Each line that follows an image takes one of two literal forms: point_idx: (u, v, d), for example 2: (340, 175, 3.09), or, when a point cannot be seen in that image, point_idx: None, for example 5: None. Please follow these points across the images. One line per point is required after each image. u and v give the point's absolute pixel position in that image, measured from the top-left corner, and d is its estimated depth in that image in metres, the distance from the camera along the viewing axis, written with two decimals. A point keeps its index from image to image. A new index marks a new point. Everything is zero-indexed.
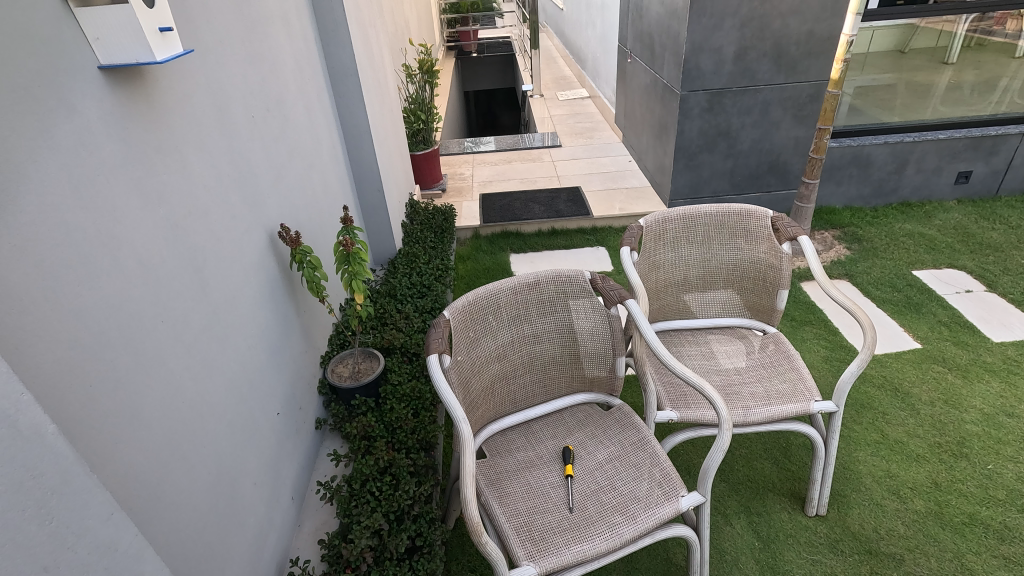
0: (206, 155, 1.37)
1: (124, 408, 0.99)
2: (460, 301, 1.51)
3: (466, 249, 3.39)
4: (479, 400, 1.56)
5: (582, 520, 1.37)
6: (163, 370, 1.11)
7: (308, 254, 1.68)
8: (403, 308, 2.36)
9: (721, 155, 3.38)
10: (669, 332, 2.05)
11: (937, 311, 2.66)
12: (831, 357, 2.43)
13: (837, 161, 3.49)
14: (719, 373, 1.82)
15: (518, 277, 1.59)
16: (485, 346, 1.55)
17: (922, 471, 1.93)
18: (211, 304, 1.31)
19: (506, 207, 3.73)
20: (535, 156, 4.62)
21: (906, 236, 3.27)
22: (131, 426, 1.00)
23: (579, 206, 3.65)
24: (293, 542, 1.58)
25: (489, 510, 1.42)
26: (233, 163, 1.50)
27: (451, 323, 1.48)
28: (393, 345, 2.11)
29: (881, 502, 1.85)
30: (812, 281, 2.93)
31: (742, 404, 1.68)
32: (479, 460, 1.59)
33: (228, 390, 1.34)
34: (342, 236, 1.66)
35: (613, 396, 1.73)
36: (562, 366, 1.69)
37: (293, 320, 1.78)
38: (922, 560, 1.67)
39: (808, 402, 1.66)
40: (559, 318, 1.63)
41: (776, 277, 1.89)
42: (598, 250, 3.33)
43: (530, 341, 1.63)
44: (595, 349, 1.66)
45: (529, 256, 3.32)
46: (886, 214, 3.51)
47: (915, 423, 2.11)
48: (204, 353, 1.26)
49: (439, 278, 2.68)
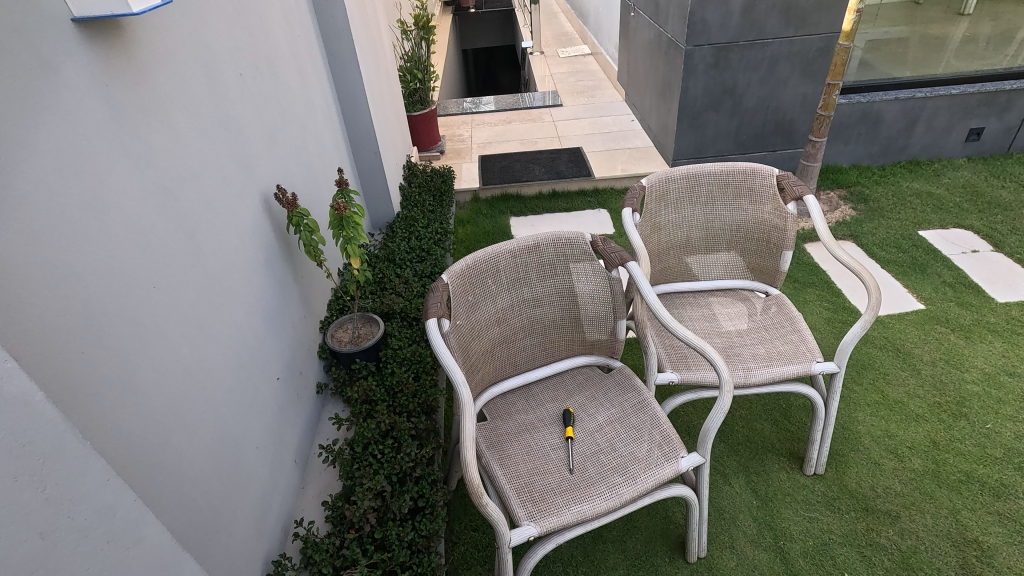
0: (193, 114, 1.32)
1: (120, 375, 0.98)
2: (458, 265, 1.50)
3: (466, 212, 3.36)
4: (478, 364, 1.55)
5: (582, 481, 1.38)
6: (159, 338, 1.10)
7: (306, 217, 1.63)
8: (402, 273, 2.33)
9: (726, 114, 3.29)
10: (670, 295, 2.02)
11: (942, 272, 2.63)
12: (832, 320, 2.43)
13: (846, 119, 3.39)
14: (720, 336, 1.81)
15: (518, 240, 1.56)
16: (484, 310, 1.54)
17: (920, 431, 1.95)
18: (205, 269, 1.28)
19: (506, 169, 3.66)
20: (535, 115, 4.51)
21: (913, 196, 3.21)
22: (128, 395, 0.99)
23: (581, 168, 3.58)
24: (297, 504, 1.59)
25: (489, 471, 1.42)
26: (223, 125, 1.45)
27: (449, 287, 1.46)
28: (392, 310, 2.08)
29: (878, 461, 1.86)
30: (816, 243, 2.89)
31: (743, 364, 1.67)
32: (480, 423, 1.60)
33: (227, 356, 1.34)
34: (338, 198, 1.59)
35: (614, 359, 1.72)
36: (562, 329, 1.67)
37: (291, 286, 1.75)
38: (918, 516, 1.69)
39: (810, 363, 1.65)
40: (559, 281, 1.61)
41: (780, 238, 1.86)
42: (600, 213, 3.29)
43: (529, 305, 1.61)
44: (596, 312, 1.65)
45: (529, 219, 3.28)
46: (893, 173, 3.43)
47: (915, 383, 2.12)
48: (199, 320, 1.24)
49: (438, 242, 2.65)
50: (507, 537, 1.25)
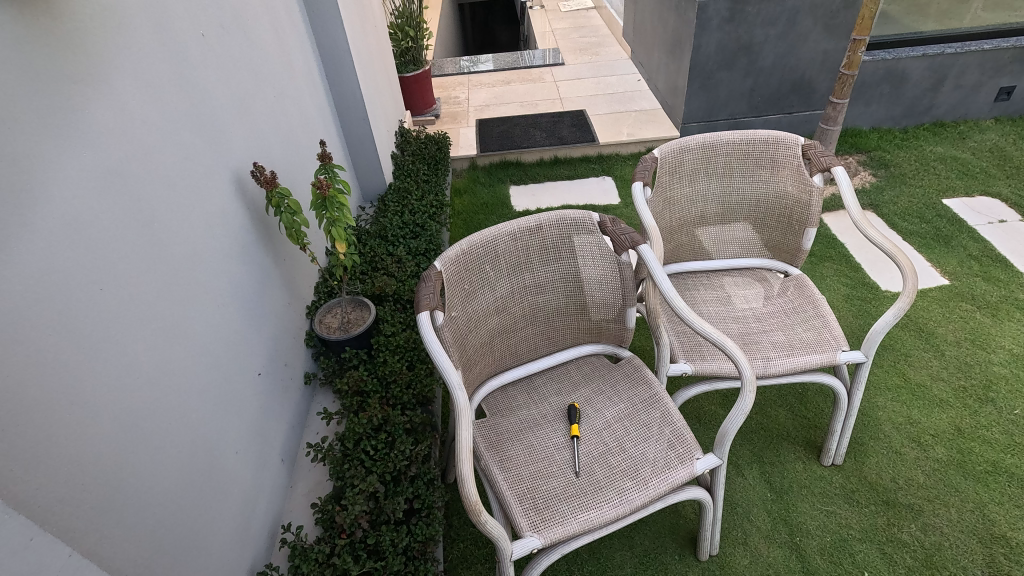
0: (146, 82, 1.15)
1: (62, 394, 0.85)
2: (452, 251, 1.36)
3: (463, 182, 3.19)
4: (476, 357, 1.43)
5: (588, 485, 1.28)
6: (112, 345, 0.97)
7: (286, 198, 1.47)
8: (395, 251, 2.19)
9: (740, 74, 3.07)
10: (682, 275, 1.89)
11: (968, 245, 2.48)
12: (851, 297, 2.30)
13: (868, 78, 3.16)
14: (737, 321, 1.68)
15: (518, 222, 1.42)
16: (482, 299, 1.41)
17: (944, 418, 1.84)
18: (165, 262, 1.14)
19: (505, 134, 3.46)
20: (535, 75, 4.26)
21: (937, 161, 3.02)
22: (68, 413, 0.86)
23: (584, 133, 3.38)
24: (286, 505, 1.50)
25: (489, 475, 1.32)
26: (185, 94, 1.28)
27: (443, 275, 1.33)
28: (385, 293, 1.95)
29: (900, 451, 1.77)
30: (834, 213, 2.73)
31: (762, 353, 1.55)
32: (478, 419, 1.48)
33: (196, 357, 1.21)
34: (320, 176, 1.42)
35: (622, 348, 1.59)
36: (567, 316, 1.54)
37: (273, 271, 1.61)
38: (941, 511, 1.61)
39: (834, 353, 1.53)
40: (563, 266, 1.47)
41: (803, 214, 1.71)
42: (605, 181, 3.12)
43: (530, 293, 1.48)
44: (604, 299, 1.52)
45: (530, 189, 3.11)
46: (916, 136, 3.23)
47: (939, 365, 2.01)
48: (162, 320, 1.10)
49: (433, 215, 2.49)
50: (508, 551, 1.15)
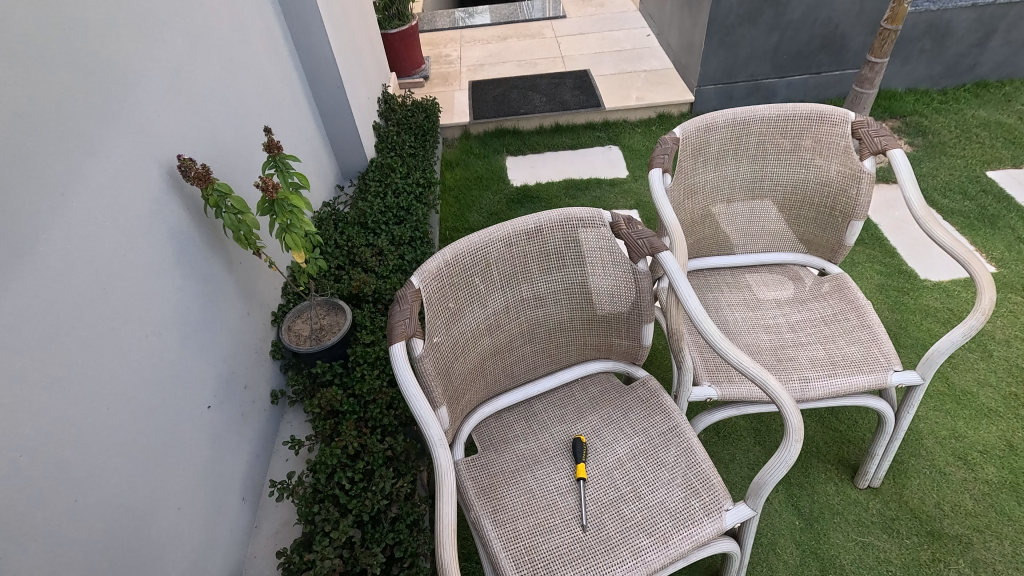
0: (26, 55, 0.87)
1: None
2: (433, 263, 1.12)
3: (455, 153, 2.89)
4: (464, 386, 1.21)
5: (597, 542, 1.08)
6: None
7: (226, 198, 1.23)
8: (376, 240, 1.94)
9: (764, 29, 2.73)
10: (702, 272, 1.64)
11: (1016, 225, 2.22)
12: (886, 287, 2.06)
13: (908, 32, 2.82)
14: (768, 331, 1.45)
15: (512, 225, 1.17)
16: (470, 318, 1.18)
17: (994, 431, 1.64)
18: (65, 292, 0.89)
19: (501, 98, 3.14)
20: (534, 29, 3.88)
21: (980, 127, 2.72)
22: None
23: (588, 96, 3.06)
24: (249, 550, 1.31)
25: (480, 530, 1.12)
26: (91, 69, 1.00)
27: (422, 295, 1.09)
28: (363, 293, 1.71)
29: (945, 470, 1.57)
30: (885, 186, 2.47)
31: (799, 373, 1.32)
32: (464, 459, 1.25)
33: (119, 405, 0.98)
34: (262, 177, 1.14)
35: (636, 366, 1.37)
36: (571, 332, 1.31)
37: (227, 279, 1.37)
38: (993, 543, 1.43)
39: (884, 373, 1.30)
40: (567, 275, 1.23)
41: (848, 207, 1.45)
42: (611, 151, 2.84)
43: (528, 307, 1.25)
44: (615, 312, 1.28)
45: (529, 161, 2.82)
46: (956, 99, 2.92)
47: (987, 368, 1.79)
48: (62, 370, 0.87)
49: (420, 196, 2.22)
50: None
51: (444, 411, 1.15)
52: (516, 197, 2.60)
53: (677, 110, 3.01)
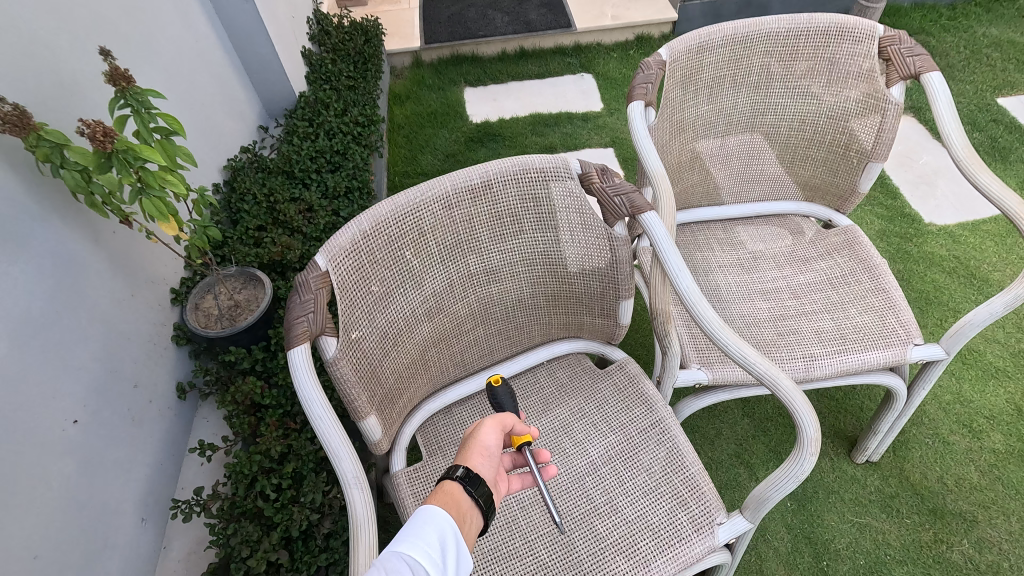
0: None
1: None
2: (345, 235, 0.85)
3: (405, 84, 2.52)
4: (399, 386, 0.97)
5: (566, 566, 0.90)
6: None
7: (128, 154, 0.89)
8: (304, 193, 1.63)
9: None
10: (689, 226, 1.39)
11: None
12: (888, 233, 1.86)
13: None
14: (766, 299, 1.22)
15: (452, 179, 0.91)
16: (403, 302, 0.93)
17: (1001, 394, 1.49)
18: None
19: (456, 17, 2.73)
20: None
21: (990, 47, 2.41)
22: None
23: (556, 15, 2.68)
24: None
25: None
26: None
27: (332, 277, 0.83)
28: (288, 261, 1.44)
29: (948, 440, 1.43)
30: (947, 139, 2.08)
31: (804, 350, 1.12)
32: (408, 464, 1.03)
33: None
34: (95, 119, 0.83)
35: (612, 346, 1.15)
36: (534, 310, 1.07)
37: (92, 258, 1.06)
38: (999, 521, 1.30)
39: (903, 349, 1.10)
40: (526, 242, 0.99)
41: (864, 143, 1.22)
42: (583, 79, 2.50)
43: (477, 284, 1.00)
44: (584, 285, 1.04)
45: (490, 92, 2.48)
46: (965, 15, 2.57)
47: (993, 324, 1.62)
48: None
49: (360, 137, 1.89)
50: None
51: (373, 420, 0.92)
52: (476, 135, 2.28)
53: (657, 32, 2.66)
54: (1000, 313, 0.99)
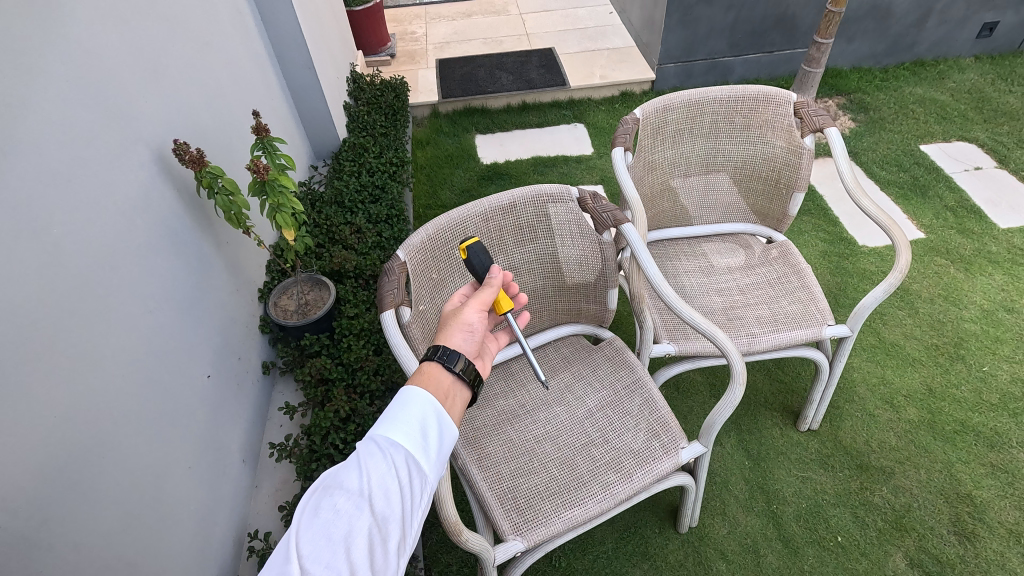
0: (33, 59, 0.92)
1: None
2: (417, 238, 1.22)
3: (425, 131, 2.95)
4: None
5: (571, 480, 1.23)
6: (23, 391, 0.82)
7: (276, 186, 1.25)
8: (353, 218, 2.01)
9: (721, 7, 2.86)
10: (662, 242, 1.78)
11: (944, 195, 2.41)
12: (829, 253, 2.26)
13: (853, 12, 2.91)
14: (721, 295, 1.60)
15: (489, 201, 1.29)
16: (453, 288, 1.30)
17: (916, 377, 1.86)
18: (78, 276, 0.95)
19: (468, 76, 3.20)
20: (500, 6, 3.92)
21: (916, 102, 2.89)
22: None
23: (553, 74, 3.15)
24: (251, 507, 1.41)
25: (467, 476, 1.25)
26: (89, 66, 1.05)
27: (409, 267, 1.19)
28: (345, 270, 1.80)
29: (873, 413, 1.78)
30: (878, 178, 2.51)
31: (747, 330, 1.49)
32: None
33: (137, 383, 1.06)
34: (259, 160, 1.19)
35: (603, 328, 1.51)
36: (544, 298, 1.44)
37: (216, 259, 1.42)
38: (912, 472, 1.65)
39: (820, 328, 1.47)
40: (539, 247, 1.36)
41: (792, 178, 1.60)
42: (577, 127, 2.95)
43: (504, 278, 1.36)
44: (581, 279, 1.41)
45: (498, 138, 2.91)
46: (896, 76, 3.07)
47: (913, 324, 2.00)
48: (86, 349, 0.95)
49: (394, 174, 2.28)
50: (490, 559, 1.10)
51: None
52: (487, 174, 2.69)
53: (639, 88, 3.13)
54: (882, 297, 1.37)
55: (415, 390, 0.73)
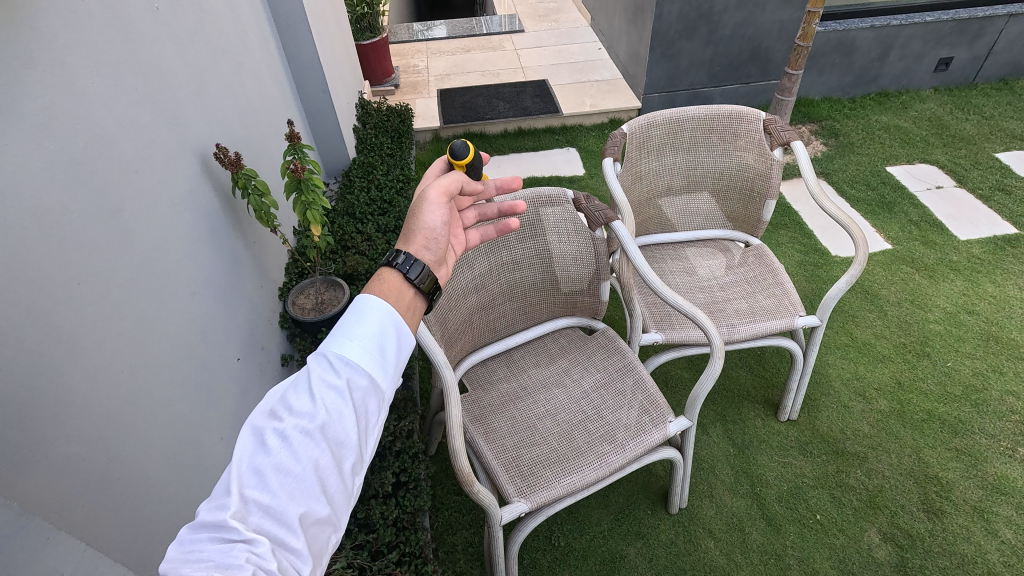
0: (114, 71, 1.09)
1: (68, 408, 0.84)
2: None
3: (427, 154, 3.15)
4: (456, 336, 1.44)
5: (570, 450, 1.36)
6: (104, 347, 0.95)
7: (307, 184, 1.42)
8: (363, 228, 2.17)
9: (700, 43, 3.12)
10: (649, 247, 1.94)
11: (909, 210, 2.61)
12: (804, 262, 2.44)
13: (821, 47, 3.18)
14: (703, 292, 1.76)
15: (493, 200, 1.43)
16: (462, 277, 1.40)
17: (886, 372, 2.01)
18: (144, 255, 1.10)
19: (467, 104, 3.42)
20: (496, 43, 4.20)
21: (881, 129, 3.13)
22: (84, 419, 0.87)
23: (546, 103, 3.38)
24: None
25: (475, 447, 1.37)
26: (151, 80, 1.22)
27: None
28: (357, 273, 1.94)
29: (848, 404, 1.92)
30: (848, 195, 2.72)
31: (726, 321, 1.64)
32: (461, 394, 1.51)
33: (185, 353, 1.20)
34: (294, 160, 1.36)
35: (596, 320, 1.66)
36: (542, 292, 1.57)
37: (244, 255, 1.56)
38: (884, 456, 1.78)
39: (792, 318, 1.63)
40: (539, 243, 1.50)
41: (764, 187, 1.78)
42: (569, 151, 3.15)
43: (507, 271, 1.49)
44: (577, 273, 1.56)
45: (495, 160, 3.11)
46: (862, 105, 3.32)
47: (882, 325, 2.16)
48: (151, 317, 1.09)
49: (400, 190, 2.45)
50: (498, 517, 1.22)
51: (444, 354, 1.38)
52: None
53: (626, 116, 3.36)
54: (847, 288, 1.53)
55: (367, 300, 0.70)
